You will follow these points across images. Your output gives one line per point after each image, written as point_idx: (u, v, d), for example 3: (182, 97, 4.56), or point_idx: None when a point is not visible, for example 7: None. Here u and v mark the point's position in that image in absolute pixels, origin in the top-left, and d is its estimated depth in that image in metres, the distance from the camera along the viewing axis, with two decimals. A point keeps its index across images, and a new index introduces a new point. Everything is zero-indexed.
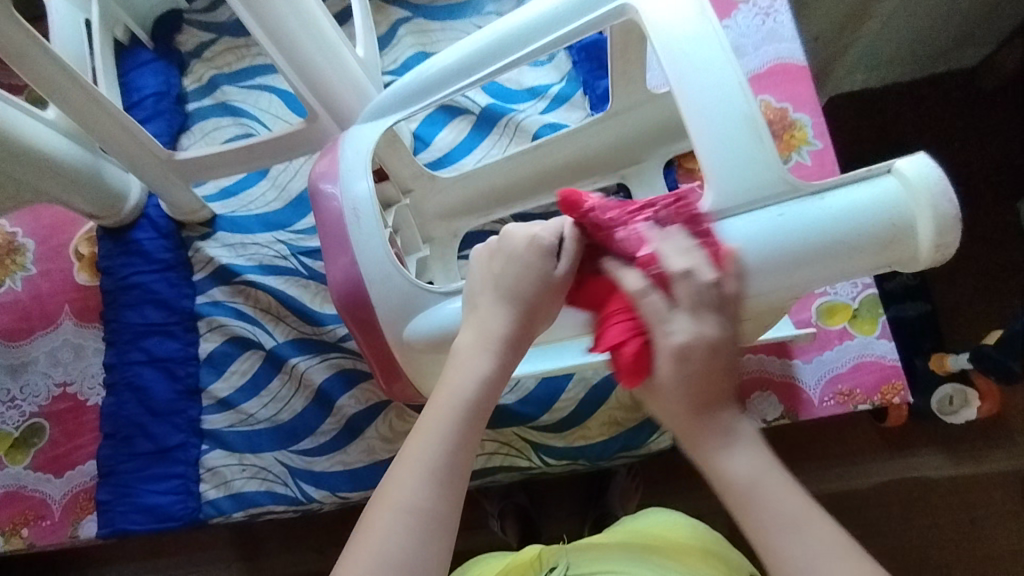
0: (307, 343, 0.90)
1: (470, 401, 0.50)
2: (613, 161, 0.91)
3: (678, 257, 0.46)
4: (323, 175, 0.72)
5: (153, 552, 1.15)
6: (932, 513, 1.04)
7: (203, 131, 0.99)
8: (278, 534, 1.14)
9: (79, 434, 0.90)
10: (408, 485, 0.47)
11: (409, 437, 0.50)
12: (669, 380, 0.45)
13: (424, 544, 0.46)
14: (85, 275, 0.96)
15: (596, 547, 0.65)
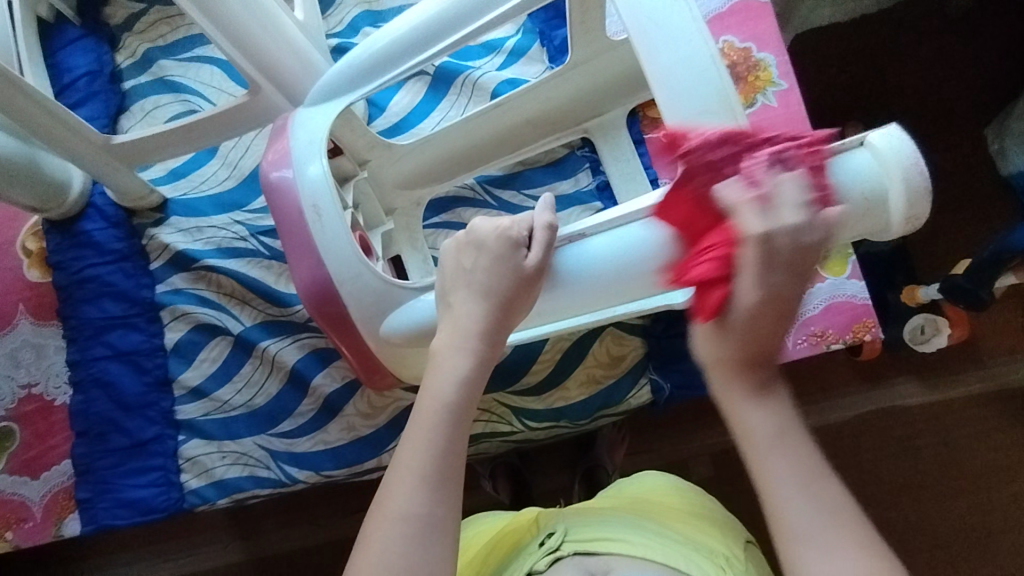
0: (277, 326, 0.88)
1: (448, 403, 0.55)
2: (578, 113, 0.88)
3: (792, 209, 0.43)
4: (273, 164, 0.67)
5: (145, 540, 1.15)
6: (907, 439, 1.08)
7: (143, 111, 0.94)
8: (270, 511, 1.14)
9: (50, 434, 0.88)
10: (403, 493, 0.52)
11: (401, 447, 0.55)
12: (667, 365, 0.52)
13: (420, 545, 0.51)
14: (37, 271, 0.92)
15: (595, 511, 0.66)
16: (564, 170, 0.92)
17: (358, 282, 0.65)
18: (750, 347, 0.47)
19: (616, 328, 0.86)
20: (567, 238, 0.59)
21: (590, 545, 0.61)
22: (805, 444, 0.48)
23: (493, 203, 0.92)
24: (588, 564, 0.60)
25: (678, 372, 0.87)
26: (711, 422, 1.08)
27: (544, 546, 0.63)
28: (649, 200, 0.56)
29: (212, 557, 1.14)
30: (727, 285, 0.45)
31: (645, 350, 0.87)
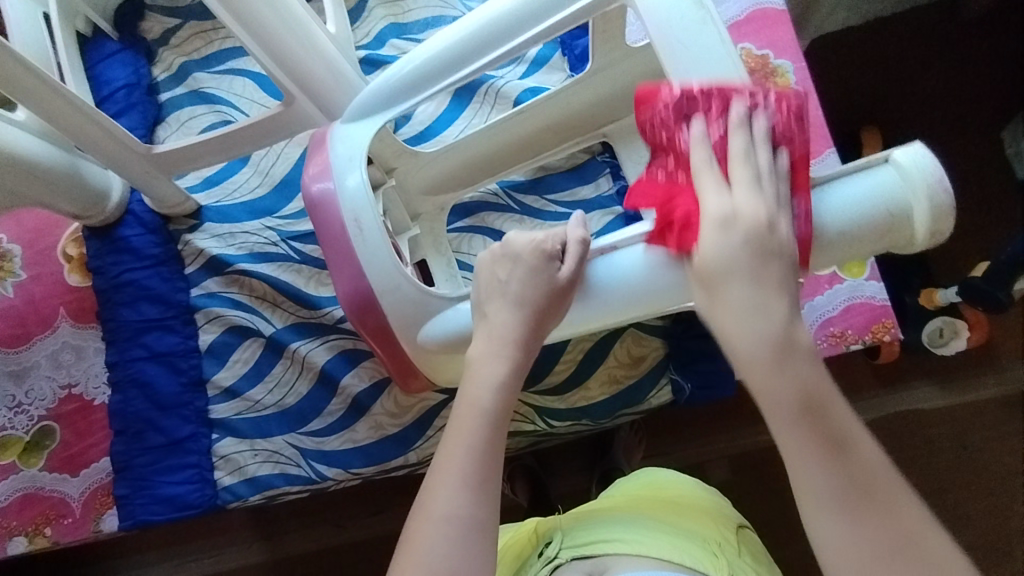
0: (307, 328, 0.91)
1: (484, 405, 0.57)
2: (598, 121, 0.90)
3: (747, 189, 0.50)
4: (314, 177, 0.70)
5: (175, 539, 1.18)
6: (920, 441, 1.08)
7: (178, 122, 0.97)
8: (293, 512, 1.17)
9: (89, 432, 0.91)
10: (447, 496, 0.54)
11: (443, 449, 0.57)
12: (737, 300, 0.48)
13: (467, 546, 0.52)
14: (77, 276, 0.95)
15: (590, 516, 0.67)
16: (585, 175, 0.95)
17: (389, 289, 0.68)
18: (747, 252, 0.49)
19: (637, 330, 0.88)
20: (600, 249, 0.62)
21: (585, 549, 0.62)
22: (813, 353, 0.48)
23: (515, 207, 0.95)
24: (587, 566, 0.61)
25: (696, 372, 0.87)
26: (730, 423, 1.09)
27: (543, 556, 0.65)
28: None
29: (237, 556, 1.17)
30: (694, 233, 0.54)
31: (666, 351, 0.88)
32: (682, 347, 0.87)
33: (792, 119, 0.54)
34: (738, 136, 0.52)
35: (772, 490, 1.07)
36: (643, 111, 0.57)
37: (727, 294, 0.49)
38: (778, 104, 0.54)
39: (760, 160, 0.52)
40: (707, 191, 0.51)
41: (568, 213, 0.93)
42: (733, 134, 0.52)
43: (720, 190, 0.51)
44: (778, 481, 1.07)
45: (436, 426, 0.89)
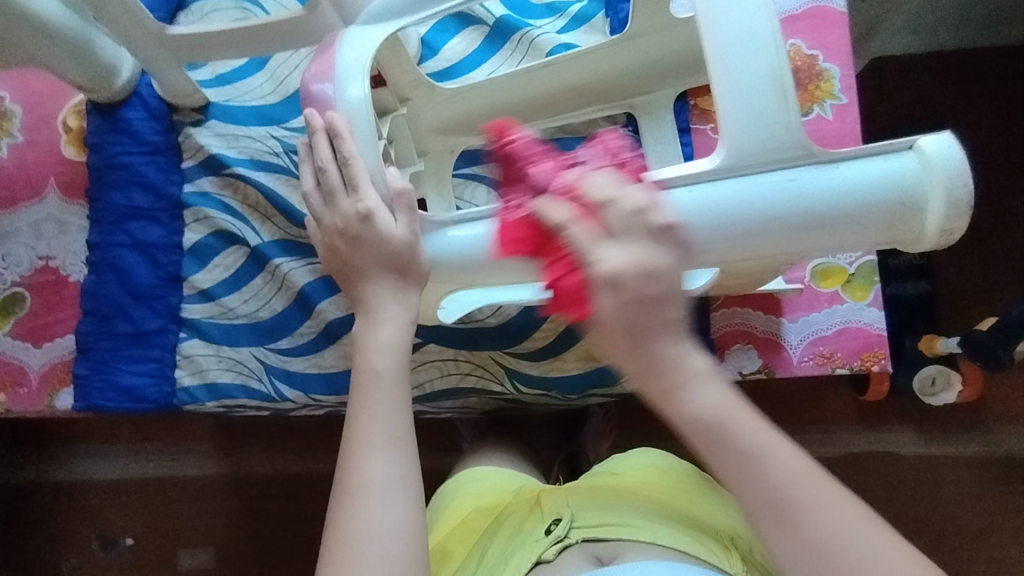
0: (293, 245, 0.89)
1: (377, 371, 0.59)
2: (625, 88, 0.87)
3: (602, 187, 0.47)
4: (315, 76, 0.64)
5: (141, 435, 1.19)
6: (888, 484, 1.06)
7: (201, 12, 0.94)
8: (254, 432, 1.17)
9: (58, 307, 0.89)
10: (379, 428, 0.57)
11: (356, 396, 0.59)
12: (610, 315, 0.45)
13: (402, 466, 0.55)
14: (72, 149, 0.93)
15: (598, 499, 0.69)
16: None
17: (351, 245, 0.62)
18: (629, 325, 0.45)
19: None
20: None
21: (596, 532, 0.64)
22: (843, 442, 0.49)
23: None
24: (597, 551, 0.62)
25: None
26: None
27: (551, 534, 0.65)
28: (687, 170, 0.51)
29: (195, 466, 1.17)
30: (580, 272, 0.46)
31: None
32: None
33: (619, 157, 0.52)
34: (586, 179, 0.48)
35: None
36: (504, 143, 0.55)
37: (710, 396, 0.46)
38: (602, 146, 0.52)
39: (616, 183, 0.48)
40: (582, 253, 0.45)
41: None
42: (582, 178, 0.49)
43: (615, 194, 0.46)
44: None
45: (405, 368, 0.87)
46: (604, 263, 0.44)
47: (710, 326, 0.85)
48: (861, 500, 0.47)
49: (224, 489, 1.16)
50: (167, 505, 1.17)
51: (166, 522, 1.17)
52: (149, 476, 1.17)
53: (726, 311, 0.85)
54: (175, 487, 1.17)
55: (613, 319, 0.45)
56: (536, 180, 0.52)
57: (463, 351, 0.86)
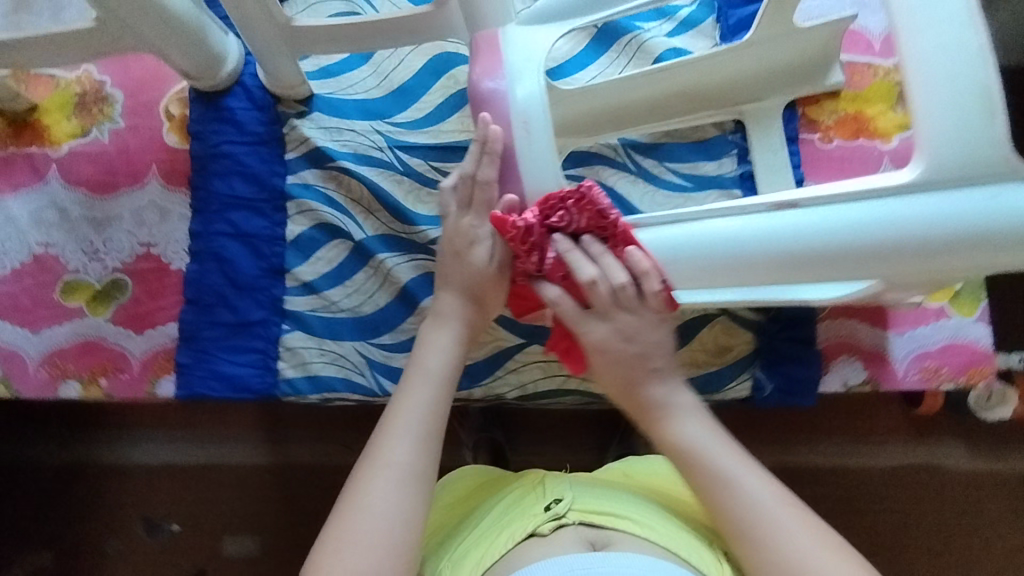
0: (396, 241, 0.89)
1: (428, 370, 0.68)
2: (741, 94, 0.86)
3: (615, 269, 0.63)
4: (484, 73, 0.63)
5: (184, 421, 1.14)
6: (931, 498, 1.05)
7: (306, 3, 0.94)
8: (303, 422, 1.12)
9: (160, 295, 0.89)
10: (409, 421, 0.65)
11: (400, 392, 0.68)
12: (597, 372, 0.69)
13: (421, 460, 0.63)
14: (174, 136, 0.92)
15: (601, 487, 0.71)
16: (711, 151, 0.89)
17: (457, 256, 0.70)
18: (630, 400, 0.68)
19: (729, 319, 0.85)
20: (774, 203, 0.54)
21: (592, 517, 0.67)
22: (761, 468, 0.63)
23: (632, 168, 0.90)
24: (591, 535, 0.65)
25: (783, 374, 0.85)
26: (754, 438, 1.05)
27: (550, 511, 0.67)
28: (876, 182, 0.52)
29: (238, 455, 1.13)
30: (571, 340, 0.70)
31: (756, 346, 0.86)
32: (772, 347, 0.85)
33: (601, 215, 0.61)
34: (613, 256, 0.63)
35: None
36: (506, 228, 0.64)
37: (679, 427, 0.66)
38: (580, 207, 0.62)
39: (596, 253, 0.63)
40: (575, 326, 0.67)
41: (688, 186, 0.88)
42: (566, 252, 0.63)
43: (596, 261, 0.63)
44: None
45: (506, 368, 0.87)
46: (591, 334, 0.67)
47: (816, 337, 0.85)
48: (781, 523, 0.60)
49: (277, 479, 1.12)
50: (212, 493, 1.13)
51: (213, 511, 1.13)
52: (195, 464, 1.13)
53: (832, 322, 0.85)
54: (222, 476, 1.13)
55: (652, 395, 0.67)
56: (537, 261, 0.65)
57: None
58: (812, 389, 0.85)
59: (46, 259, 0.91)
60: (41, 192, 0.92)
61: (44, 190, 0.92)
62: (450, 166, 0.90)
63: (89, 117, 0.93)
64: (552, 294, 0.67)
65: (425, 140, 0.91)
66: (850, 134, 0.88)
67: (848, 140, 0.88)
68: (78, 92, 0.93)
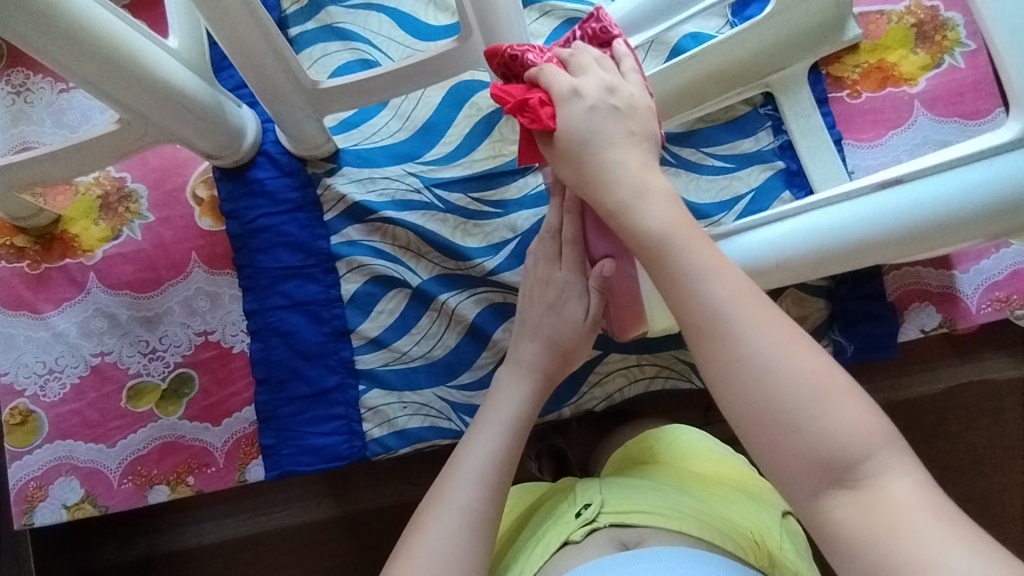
0: (453, 279, 0.89)
1: (508, 420, 0.66)
2: (765, 68, 0.85)
3: (592, 68, 0.60)
4: None
5: (244, 494, 1.07)
6: (990, 412, 1.01)
7: (312, 59, 0.92)
8: (364, 470, 1.06)
9: (229, 381, 0.88)
10: (477, 455, 0.62)
11: (468, 436, 0.65)
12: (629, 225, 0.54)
13: (484, 500, 0.59)
14: (208, 220, 0.91)
15: (631, 486, 0.68)
16: (745, 127, 0.90)
17: (551, 309, 0.69)
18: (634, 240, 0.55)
19: (799, 289, 0.86)
20: (882, 182, 0.59)
21: (626, 518, 0.63)
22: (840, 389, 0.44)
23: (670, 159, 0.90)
24: (622, 536, 0.62)
25: (861, 333, 0.85)
26: None
27: (580, 517, 0.65)
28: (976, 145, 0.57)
29: (306, 512, 1.07)
30: (551, 102, 0.58)
31: (829, 311, 0.86)
32: (846, 308, 0.85)
33: (597, 37, 0.63)
34: (580, 61, 0.60)
35: None
36: (495, 61, 0.62)
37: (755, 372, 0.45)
38: (588, 34, 0.64)
39: (594, 56, 0.61)
40: (559, 95, 0.58)
41: (728, 166, 0.89)
42: (570, 54, 0.61)
43: (585, 69, 0.59)
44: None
45: (590, 382, 0.87)
46: (568, 112, 0.57)
47: (886, 289, 0.85)
48: (883, 446, 0.43)
49: (347, 530, 1.06)
50: (285, 562, 1.06)
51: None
52: (261, 532, 1.07)
53: (899, 273, 0.85)
54: (292, 539, 1.06)
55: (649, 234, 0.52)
56: (527, 61, 0.60)
57: (645, 355, 0.87)
58: (892, 339, 0.85)
59: (104, 368, 0.89)
60: (84, 302, 0.90)
61: (87, 300, 0.90)
62: (491, 194, 0.90)
63: (116, 217, 0.91)
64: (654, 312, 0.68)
65: (460, 173, 0.90)
66: (876, 84, 0.89)
67: (876, 91, 0.89)
68: (100, 194, 0.91)
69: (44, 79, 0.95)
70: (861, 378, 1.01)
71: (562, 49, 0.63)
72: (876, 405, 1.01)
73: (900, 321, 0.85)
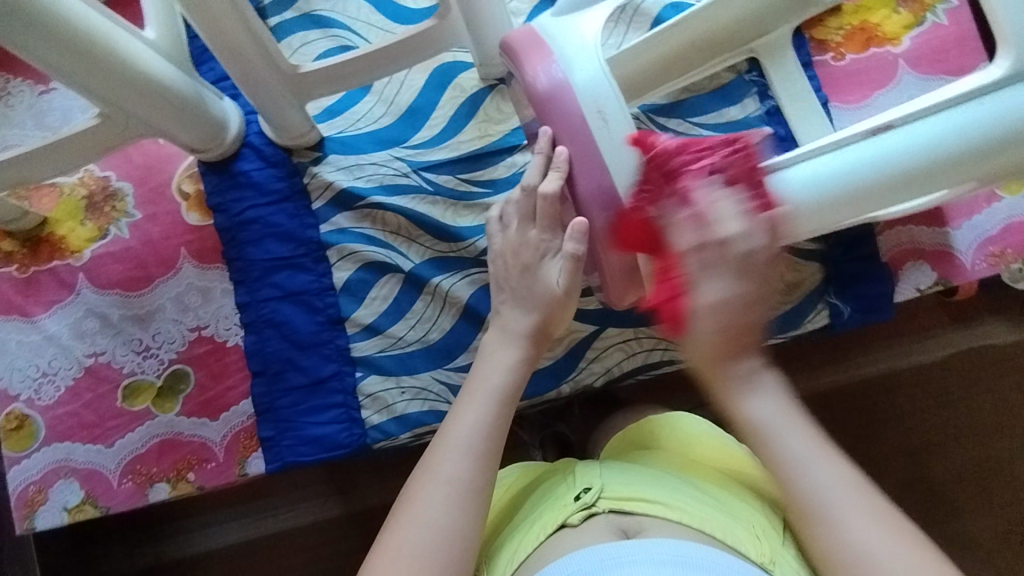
0: (446, 261, 0.88)
1: (495, 386, 0.66)
2: (749, 34, 0.84)
3: (731, 219, 0.54)
4: (535, 73, 0.60)
5: (249, 494, 1.07)
6: (990, 380, 1.01)
7: (293, 48, 0.92)
8: (369, 464, 1.05)
9: (225, 375, 0.87)
10: (467, 425, 0.63)
11: (457, 406, 0.65)
12: (705, 329, 0.55)
13: (474, 471, 0.60)
14: (196, 214, 0.90)
15: (630, 470, 0.68)
16: (731, 96, 0.90)
17: (526, 271, 0.70)
18: (733, 339, 0.55)
19: (792, 256, 0.84)
20: (872, 128, 0.58)
21: (625, 504, 0.64)
22: (807, 430, 0.56)
23: (658, 131, 0.90)
24: (622, 522, 0.62)
25: (857, 295, 0.85)
26: (808, 362, 1.02)
27: (579, 501, 0.65)
28: (960, 87, 0.57)
29: (313, 512, 1.06)
30: (692, 294, 0.55)
31: (824, 275, 0.86)
32: (841, 271, 0.85)
33: (748, 173, 0.57)
34: (719, 202, 0.55)
35: (840, 436, 1.01)
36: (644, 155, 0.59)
37: (757, 398, 0.57)
38: (731, 154, 0.57)
39: (737, 211, 0.55)
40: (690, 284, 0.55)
41: (716, 135, 0.89)
42: (710, 199, 0.55)
43: (698, 225, 0.55)
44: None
45: (588, 358, 0.86)
46: (709, 296, 0.54)
47: (880, 250, 0.85)
48: (859, 500, 0.53)
49: (354, 529, 1.05)
50: (294, 561, 1.06)
51: None
52: (268, 532, 1.06)
53: (894, 232, 0.85)
54: (299, 538, 1.06)
55: (722, 325, 0.55)
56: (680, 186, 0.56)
57: (642, 328, 0.87)
58: (889, 300, 0.85)
59: (98, 368, 0.88)
60: (75, 303, 0.89)
61: (77, 300, 0.89)
62: (481, 174, 0.89)
63: (103, 216, 0.90)
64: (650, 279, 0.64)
65: (447, 154, 0.90)
66: (860, 45, 0.89)
67: (860, 52, 0.89)
68: (86, 193, 0.91)
69: (24, 81, 0.94)
70: (854, 351, 1.02)
71: (705, 154, 0.57)
72: (872, 377, 1.01)
73: (896, 281, 0.85)
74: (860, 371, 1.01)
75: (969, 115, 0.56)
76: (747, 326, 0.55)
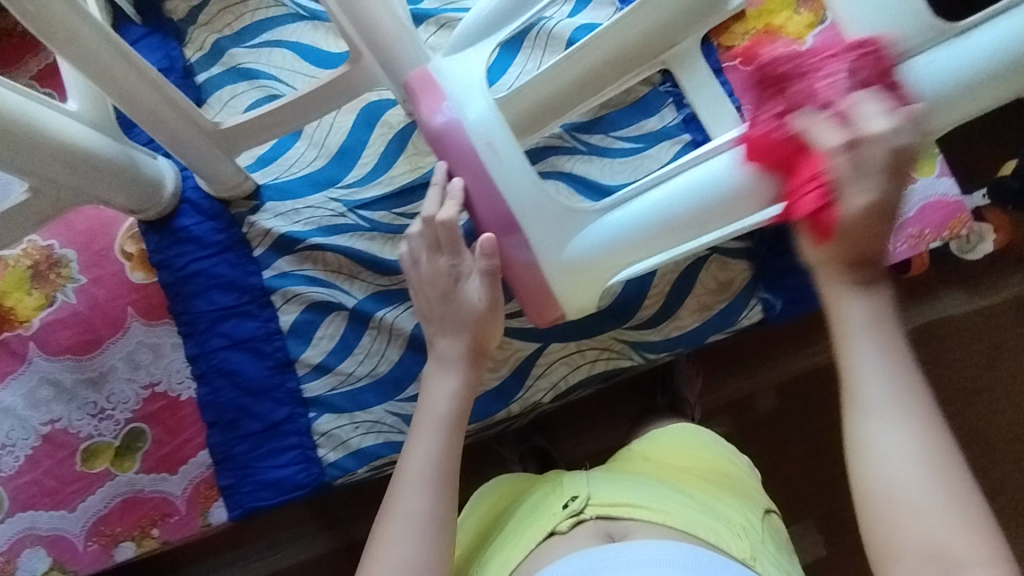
0: (389, 295, 0.90)
1: (442, 414, 0.67)
2: (660, 46, 0.84)
3: (832, 133, 0.51)
4: (429, 112, 0.64)
5: (232, 542, 1.07)
6: (950, 352, 1.02)
7: (222, 101, 0.94)
8: (345, 499, 1.06)
9: (181, 429, 0.89)
10: (421, 457, 0.64)
11: (409, 442, 0.66)
12: (851, 228, 0.48)
13: (433, 502, 0.62)
14: (140, 273, 0.92)
15: (617, 477, 0.69)
16: (648, 108, 0.94)
17: (447, 298, 0.69)
18: (856, 248, 0.49)
19: (720, 255, 0.87)
20: (722, 146, 0.62)
21: (614, 510, 0.65)
22: (894, 338, 0.50)
23: (582, 148, 0.93)
24: (609, 527, 0.64)
25: (786, 288, 0.88)
26: (775, 349, 1.05)
27: (567, 508, 0.66)
28: None
29: (296, 553, 1.07)
30: (836, 205, 0.49)
31: (753, 271, 0.88)
32: (770, 265, 0.88)
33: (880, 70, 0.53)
34: (860, 106, 0.51)
35: (808, 421, 1.03)
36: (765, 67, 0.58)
37: (846, 305, 0.50)
38: (860, 57, 0.54)
39: (885, 110, 0.50)
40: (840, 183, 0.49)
41: (638, 147, 0.92)
42: (850, 102, 0.51)
43: (872, 115, 0.50)
44: (790, 431, 1.04)
45: (534, 375, 0.88)
46: (863, 198, 0.48)
47: None
48: (930, 461, 0.48)
49: (340, 565, 1.06)
50: None
51: None
52: None
53: None
54: None
55: (858, 215, 0.48)
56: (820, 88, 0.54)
57: (585, 340, 0.89)
58: (816, 290, 0.88)
59: (55, 435, 0.89)
60: (28, 372, 0.90)
61: (30, 370, 0.90)
62: (413, 207, 0.92)
63: (49, 284, 0.92)
64: (562, 296, 0.69)
65: (381, 190, 0.92)
66: (767, 47, 0.93)
67: None
68: (31, 264, 0.92)
69: None
70: (815, 334, 1.04)
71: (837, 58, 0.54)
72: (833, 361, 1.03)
73: None
74: (821, 354, 1.03)
75: (779, 144, 0.60)
76: (874, 247, 0.49)
